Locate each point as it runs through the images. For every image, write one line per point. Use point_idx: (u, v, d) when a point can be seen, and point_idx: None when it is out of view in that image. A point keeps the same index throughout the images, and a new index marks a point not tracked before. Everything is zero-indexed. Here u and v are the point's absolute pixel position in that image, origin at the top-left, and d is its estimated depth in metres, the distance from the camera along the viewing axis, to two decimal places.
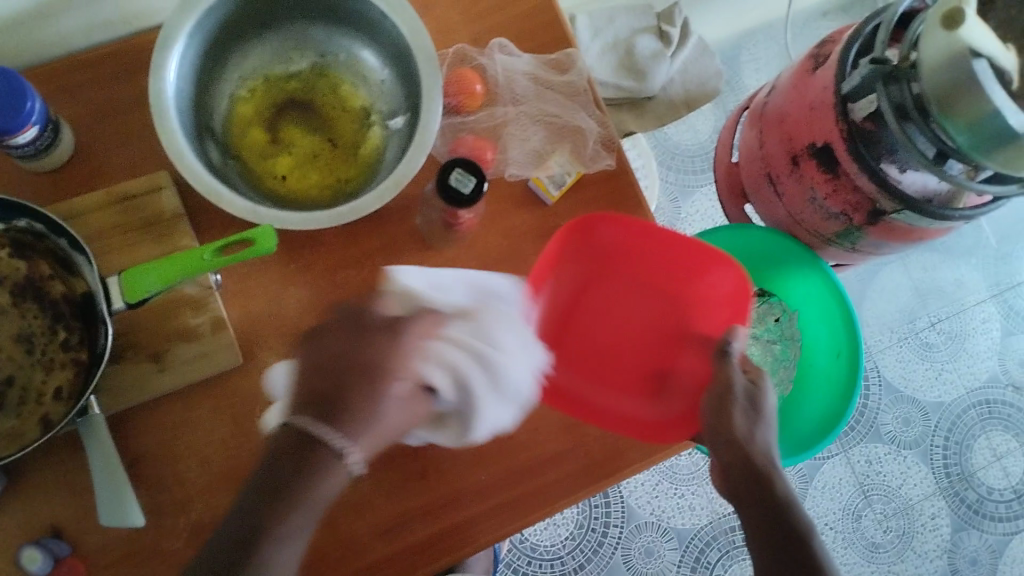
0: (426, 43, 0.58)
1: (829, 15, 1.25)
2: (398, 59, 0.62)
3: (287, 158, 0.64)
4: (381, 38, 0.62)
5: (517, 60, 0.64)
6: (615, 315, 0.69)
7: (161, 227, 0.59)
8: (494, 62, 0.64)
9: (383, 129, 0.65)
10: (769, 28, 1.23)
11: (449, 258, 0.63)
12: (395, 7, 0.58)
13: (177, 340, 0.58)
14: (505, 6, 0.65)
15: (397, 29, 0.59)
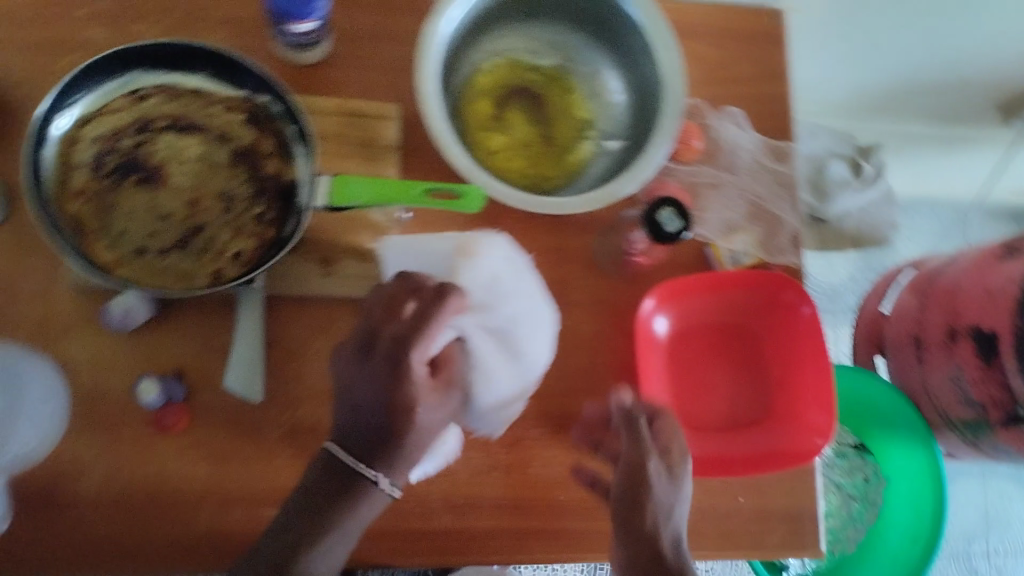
0: (682, 85, 0.59)
1: (998, 217, 1.26)
2: (646, 88, 0.63)
3: (501, 137, 0.65)
4: (638, 66, 0.63)
5: (742, 134, 0.66)
6: (699, 364, 0.67)
7: (374, 150, 0.62)
8: (724, 127, 0.66)
9: (596, 146, 0.66)
10: (936, 205, 1.23)
11: (609, 285, 0.65)
12: (664, 43, 0.59)
13: (348, 255, 0.61)
14: (748, 83, 0.68)
15: (658, 64, 0.60)
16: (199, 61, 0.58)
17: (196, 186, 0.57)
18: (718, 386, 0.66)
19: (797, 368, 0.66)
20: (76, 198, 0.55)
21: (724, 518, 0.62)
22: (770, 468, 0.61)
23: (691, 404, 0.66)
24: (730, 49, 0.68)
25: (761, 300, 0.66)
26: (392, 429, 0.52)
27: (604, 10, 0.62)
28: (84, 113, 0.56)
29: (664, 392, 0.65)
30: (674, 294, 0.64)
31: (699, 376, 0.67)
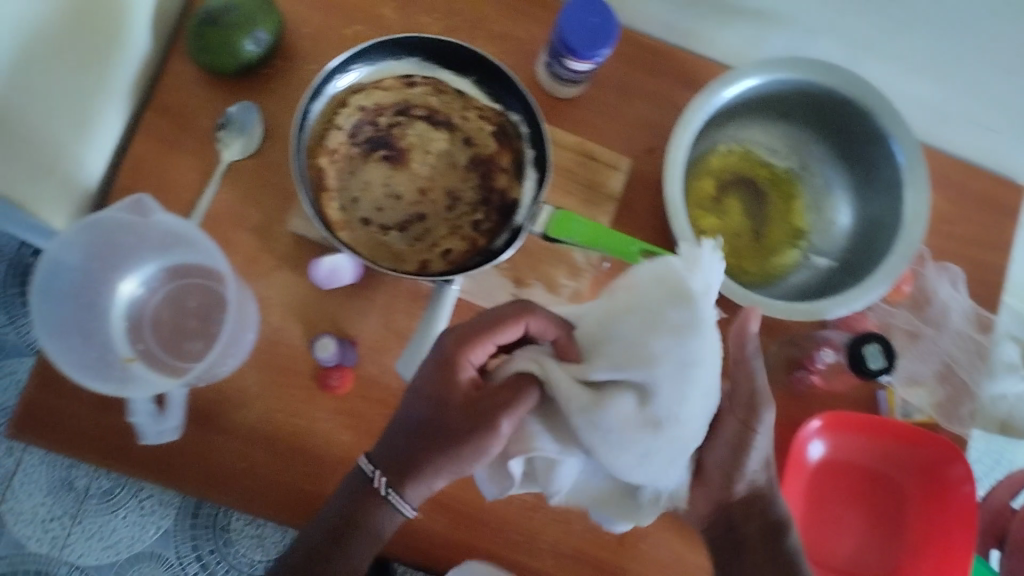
0: (920, 230, 0.57)
1: None
2: (879, 223, 0.61)
3: (714, 220, 0.65)
4: (877, 197, 0.62)
5: (953, 294, 0.64)
6: (835, 509, 0.63)
7: (593, 194, 0.63)
8: (940, 283, 0.64)
9: (803, 258, 0.65)
10: None
11: (775, 397, 0.63)
12: (914, 183, 0.58)
13: (540, 283, 0.62)
14: (972, 246, 0.66)
15: (902, 202, 0.58)
16: (472, 66, 0.60)
17: (431, 178, 0.60)
18: (849, 532, 0.62)
19: (939, 545, 0.62)
20: (327, 155, 0.58)
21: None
22: None
23: (816, 548, 0.62)
24: (967, 209, 0.66)
25: (919, 466, 0.63)
26: (448, 444, 0.48)
27: (867, 138, 0.60)
28: (360, 81, 0.59)
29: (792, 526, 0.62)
30: (840, 425, 0.62)
31: (834, 515, 0.63)
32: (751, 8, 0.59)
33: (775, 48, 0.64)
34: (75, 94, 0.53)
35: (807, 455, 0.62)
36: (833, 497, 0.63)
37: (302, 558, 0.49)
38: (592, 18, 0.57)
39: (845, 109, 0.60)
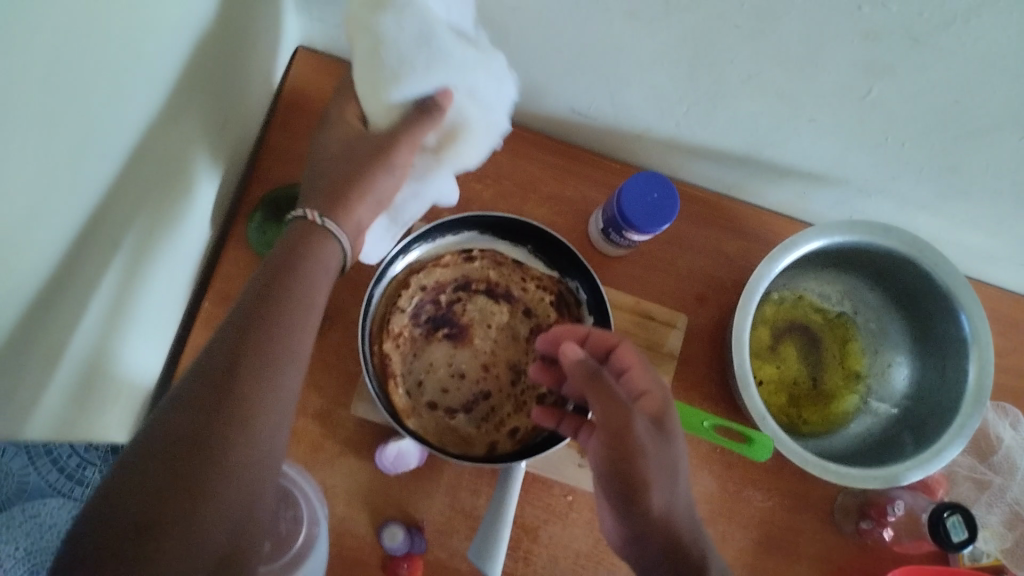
0: (988, 386, 0.57)
1: None
2: (941, 377, 0.61)
3: (774, 369, 0.64)
4: (937, 348, 0.62)
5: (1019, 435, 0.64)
6: None
7: (654, 355, 0.63)
8: (1003, 429, 0.64)
9: (864, 404, 0.64)
10: None
11: (844, 548, 0.62)
12: (980, 342, 0.57)
13: None
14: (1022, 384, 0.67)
15: (966, 359, 0.58)
16: (529, 237, 0.61)
17: (494, 353, 0.59)
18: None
19: None
20: (392, 338, 0.58)
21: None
22: None
23: None
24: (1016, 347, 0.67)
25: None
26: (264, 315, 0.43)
27: (924, 292, 0.61)
28: (417, 259, 0.59)
29: None
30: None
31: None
32: (801, 168, 0.61)
33: (822, 200, 0.65)
34: (155, 303, 0.53)
35: None
36: None
37: (188, 433, 0.38)
38: (653, 194, 0.58)
39: (902, 265, 0.60)
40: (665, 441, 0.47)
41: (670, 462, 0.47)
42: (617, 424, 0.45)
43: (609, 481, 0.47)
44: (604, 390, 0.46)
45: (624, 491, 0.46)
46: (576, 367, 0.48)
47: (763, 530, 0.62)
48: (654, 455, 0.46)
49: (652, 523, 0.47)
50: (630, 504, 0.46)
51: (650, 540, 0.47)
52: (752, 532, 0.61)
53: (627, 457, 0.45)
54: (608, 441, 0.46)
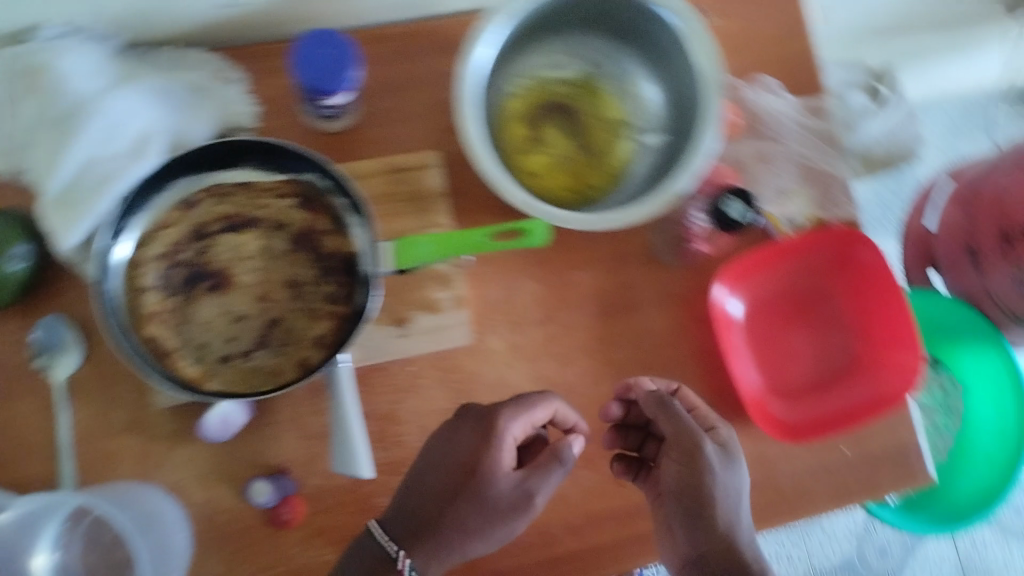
0: (718, 72, 0.58)
1: None
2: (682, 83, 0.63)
3: (544, 156, 0.65)
4: (666, 60, 0.63)
5: (777, 99, 0.65)
6: (783, 341, 0.67)
7: (422, 201, 0.61)
8: (764, 97, 0.65)
9: (635, 143, 0.66)
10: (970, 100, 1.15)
11: (674, 275, 0.66)
12: (693, 35, 0.59)
13: (418, 310, 0.62)
14: (775, 47, 0.67)
15: (689, 55, 0.60)
16: (246, 156, 0.57)
17: (265, 280, 0.57)
18: (800, 353, 0.67)
19: (871, 304, 0.67)
20: (154, 321, 0.55)
21: (836, 464, 0.64)
22: (859, 396, 0.66)
23: (791, 370, 0.67)
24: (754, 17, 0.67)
25: (822, 265, 0.67)
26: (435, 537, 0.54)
27: (628, 16, 0.61)
28: (142, 234, 0.56)
29: (765, 367, 0.67)
30: (738, 275, 0.65)
31: (774, 348, 0.67)
32: None
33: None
34: None
35: (734, 314, 0.65)
36: (775, 336, 0.67)
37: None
38: (330, 50, 0.53)
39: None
40: (730, 466, 0.57)
41: (698, 484, 0.56)
42: (685, 445, 0.57)
43: (678, 498, 0.57)
44: (673, 419, 0.58)
45: (697, 505, 0.56)
46: (647, 401, 0.59)
47: (598, 300, 0.66)
48: (723, 483, 0.57)
49: (711, 540, 0.55)
50: (698, 517, 0.56)
51: (706, 565, 0.55)
52: (585, 306, 0.65)
53: (696, 477, 0.56)
54: (681, 458, 0.57)
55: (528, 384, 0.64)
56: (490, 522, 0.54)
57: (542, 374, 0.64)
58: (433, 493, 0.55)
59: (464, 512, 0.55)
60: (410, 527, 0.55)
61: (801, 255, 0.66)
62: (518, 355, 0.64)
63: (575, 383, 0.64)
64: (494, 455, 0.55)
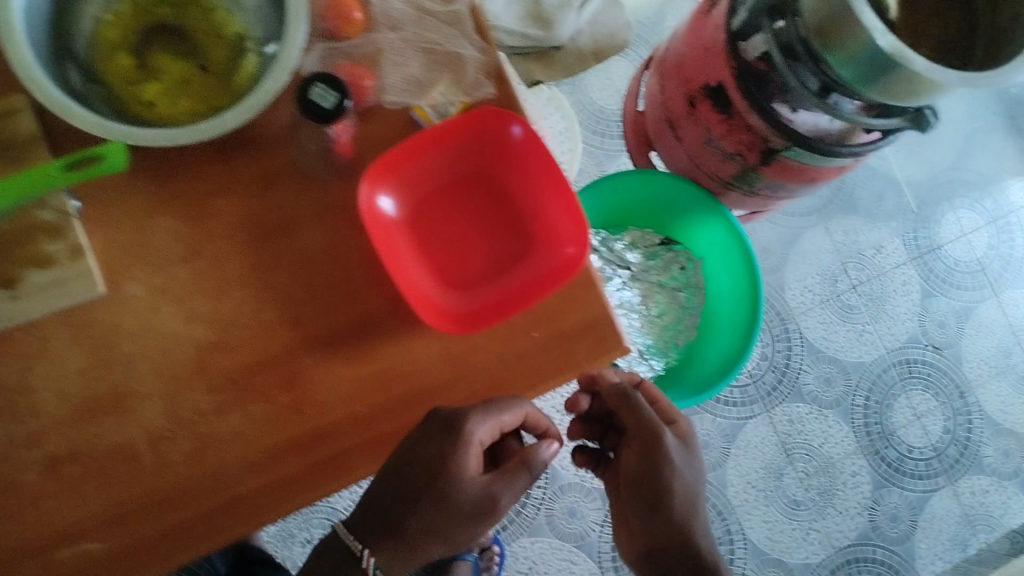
0: None
1: None
2: None
3: (158, 84, 0.62)
4: None
5: None
6: (452, 231, 0.67)
7: (12, 149, 0.58)
8: None
9: (258, 55, 0.63)
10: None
11: (327, 188, 0.63)
12: None
13: (31, 267, 0.58)
14: None
15: None
16: None
17: None
18: (469, 238, 0.67)
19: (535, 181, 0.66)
20: None
21: (517, 348, 0.62)
22: (532, 276, 0.64)
23: (463, 258, 0.66)
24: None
25: (479, 142, 0.65)
26: (432, 516, 0.66)
27: None
28: None
29: (435, 260, 0.66)
30: (385, 170, 0.63)
31: (440, 234, 0.67)
32: None
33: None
34: None
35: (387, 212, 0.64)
36: (441, 227, 0.67)
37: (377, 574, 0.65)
38: None
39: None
40: (688, 454, 0.72)
41: (656, 475, 0.70)
42: (646, 436, 0.71)
43: (637, 488, 0.71)
44: (634, 410, 0.72)
45: (655, 493, 0.69)
46: (609, 391, 0.73)
47: (246, 228, 0.62)
48: (682, 468, 0.70)
49: (670, 531, 0.68)
50: (654, 508, 0.69)
51: (664, 550, 0.68)
52: (236, 238, 0.61)
53: (653, 462, 0.70)
54: (642, 449, 0.71)
55: (184, 327, 0.60)
56: (454, 518, 0.66)
57: (194, 314, 0.60)
58: (413, 496, 0.66)
59: (435, 512, 0.65)
60: (431, 520, 0.65)
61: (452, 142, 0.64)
62: (163, 298, 0.60)
63: (231, 317, 0.60)
64: (462, 464, 0.65)
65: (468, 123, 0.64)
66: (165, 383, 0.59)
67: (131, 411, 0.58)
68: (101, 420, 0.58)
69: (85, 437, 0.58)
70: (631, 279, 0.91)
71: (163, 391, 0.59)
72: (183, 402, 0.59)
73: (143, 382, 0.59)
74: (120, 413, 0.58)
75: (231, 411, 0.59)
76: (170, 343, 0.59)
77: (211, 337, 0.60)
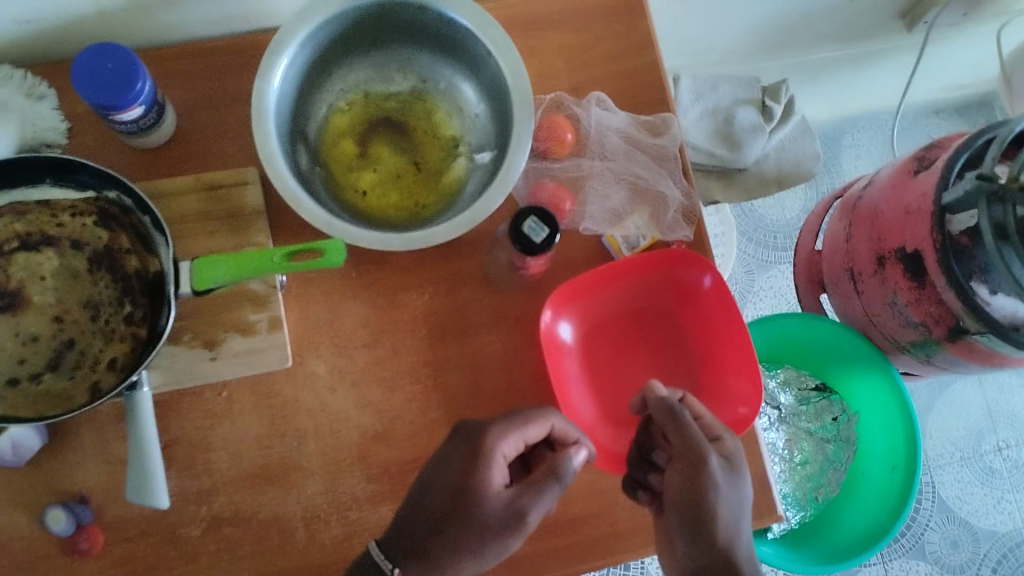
0: (525, 88, 0.58)
1: (940, 113, 1.28)
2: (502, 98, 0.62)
3: (371, 174, 0.66)
4: (482, 73, 0.63)
5: (611, 115, 0.65)
6: (622, 364, 0.66)
7: (239, 219, 0.62)
8: (586, 108, 0.66)
9: (468, 161, 0.66)
10: (878, 117, 1.27)
11: (512, 299, 0.64)
12: (500, 47, 0.58)
13: (232, 332, 0.60)
14: (617, 66, 0.69)
15: (499, 68, 0.60)
16: (43, 172, 0.56)
17: (60, 301, 0.57)
18: (641, 376, 0.65)
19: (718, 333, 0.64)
20: None
21: None
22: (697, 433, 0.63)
23: (628, 395, 0.65)
24: (597, 30, 0.70)
25: (666, 282, 0.65)
26: (444, 531, 0.54)
27: (440, 30, 0.61)
28: None
29: (600, 391, 0.65)
30: (571, 295, 0.63)
31: (612, 367, 0.66)
32: None
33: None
34: None
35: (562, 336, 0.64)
36: (612, 358, 0.66)
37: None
38: (107, 62, 0.55)
39: (393, 11, 0.60)
40: (734, 480, 0.56)
41: (698, 496, 0.55)
42: (690, 457, 0.56)
43: (677, 509, 0.56)
44: (680, 428, 0.57)
45: (696, 517, 0.55)
46: (658, 409, 0.58)
47: (428, 325, 0.63)
48: (731, 488, 0.56)
49: (709, 556, 0.55)
50: (696, 531, 0.55)
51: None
52: (419, 333, 0.63)
53: (696, 485, 0.55)
54: (684, 470, 0.56)
55: (354, 411, 0.61)
56: (484, 543, 0.54)
57: (367, 401, 0.61)
58: (433, 514, 0.55)
59: (465, 537, 0.54)
60: (446, 528, 0.54)
61: (639, 276, 0.64)
62: (341, 379, 0.61)
63: (401, 410, 0.61)
64: (486, 480, 0.55)
65: (660, 262, 0.63)
66: (329, 463, 0.60)
67: (294, 485, 0.59)
68: (265, 488, 0.59)
69: (250, 504, 0.59)
70: (779, 420, 0.92)
71: (325, 472, 0.60)
72: (340, 485, 0.59)
73: (312, 461, 0.60)
74: (282, 484, 0.59)
75: (384, 503, 0.59)
76: (339, 426, 0.61)
77: (377, 426, 0.61)
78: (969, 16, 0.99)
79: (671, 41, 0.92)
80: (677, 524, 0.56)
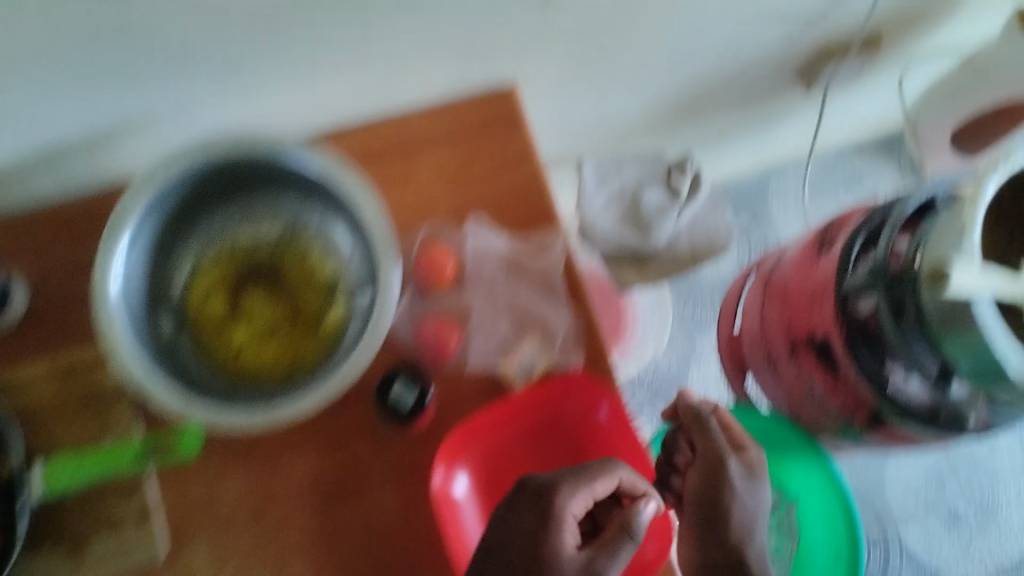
0: (385, 232, 0.55)
1: (862, 152, 1.26)
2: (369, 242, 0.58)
3: (245, 329, 0.62)
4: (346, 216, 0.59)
5: (489, 239, 0.63)
6: None
7: (101, 400, 0.58)
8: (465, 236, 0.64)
9: (348, 303, 0.62)
10: (800, 162, 1.26)
11: (400, 451, 0.59)
12: (354, 195, 0.55)
13: (101, 528, 0.56)
14: (490, 183, 0.65)
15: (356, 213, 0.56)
16: None
17: None
18: None
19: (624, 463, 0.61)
20: None
21: None
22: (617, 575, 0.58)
23: None
24: (472, 146, 0.66)
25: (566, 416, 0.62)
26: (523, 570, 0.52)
27: (295, 179, 0.58)
28: None
29: None
30: (466, 442, 0.59)
31: None
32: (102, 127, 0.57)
33: (179, 126, 0.59)
34: None
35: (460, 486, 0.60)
36: None
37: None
38: None
39: (241, 168, 0.57)
40: (752, 486, 0.65)
41: (716, 496, 0.64)
42: (711, 459, 0.66)
43: (696, 509, 0.65)
44: (704, 434, 0.68)
45: (714, 516, 0.64)
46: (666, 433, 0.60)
47: (316, 491, 0.58)
48: (745, 495, 0.65)
49: (725, 550, 0.63)
50: (712, 529, 0.64)
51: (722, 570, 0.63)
52: (304, 501, 0.58)
53: (715, 488, 0.64)
54: (705, 471, 0.66)
55: None
56: None
57: None
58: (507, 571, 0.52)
59: None
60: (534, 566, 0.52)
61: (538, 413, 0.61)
62: (223, 562, 0.57)
63: None
64: (557, 543, 0.53)
65: (557, 394, 0.60)
66: None
67: None
68: None
69: None
70: None
71: None
72: None
73: None
74: None
75: None
76: None
77: None
78: (870, 69, 0.97)
79: (574, 135, 0.87)
80: (704, 521, 0.64)
